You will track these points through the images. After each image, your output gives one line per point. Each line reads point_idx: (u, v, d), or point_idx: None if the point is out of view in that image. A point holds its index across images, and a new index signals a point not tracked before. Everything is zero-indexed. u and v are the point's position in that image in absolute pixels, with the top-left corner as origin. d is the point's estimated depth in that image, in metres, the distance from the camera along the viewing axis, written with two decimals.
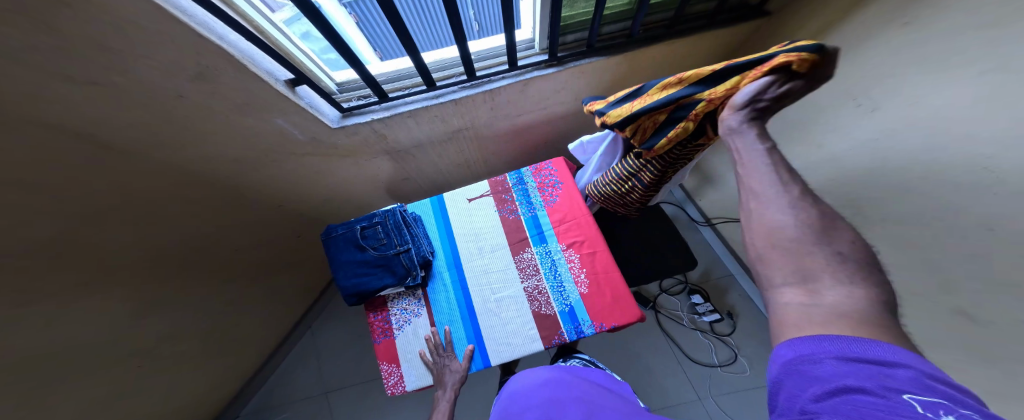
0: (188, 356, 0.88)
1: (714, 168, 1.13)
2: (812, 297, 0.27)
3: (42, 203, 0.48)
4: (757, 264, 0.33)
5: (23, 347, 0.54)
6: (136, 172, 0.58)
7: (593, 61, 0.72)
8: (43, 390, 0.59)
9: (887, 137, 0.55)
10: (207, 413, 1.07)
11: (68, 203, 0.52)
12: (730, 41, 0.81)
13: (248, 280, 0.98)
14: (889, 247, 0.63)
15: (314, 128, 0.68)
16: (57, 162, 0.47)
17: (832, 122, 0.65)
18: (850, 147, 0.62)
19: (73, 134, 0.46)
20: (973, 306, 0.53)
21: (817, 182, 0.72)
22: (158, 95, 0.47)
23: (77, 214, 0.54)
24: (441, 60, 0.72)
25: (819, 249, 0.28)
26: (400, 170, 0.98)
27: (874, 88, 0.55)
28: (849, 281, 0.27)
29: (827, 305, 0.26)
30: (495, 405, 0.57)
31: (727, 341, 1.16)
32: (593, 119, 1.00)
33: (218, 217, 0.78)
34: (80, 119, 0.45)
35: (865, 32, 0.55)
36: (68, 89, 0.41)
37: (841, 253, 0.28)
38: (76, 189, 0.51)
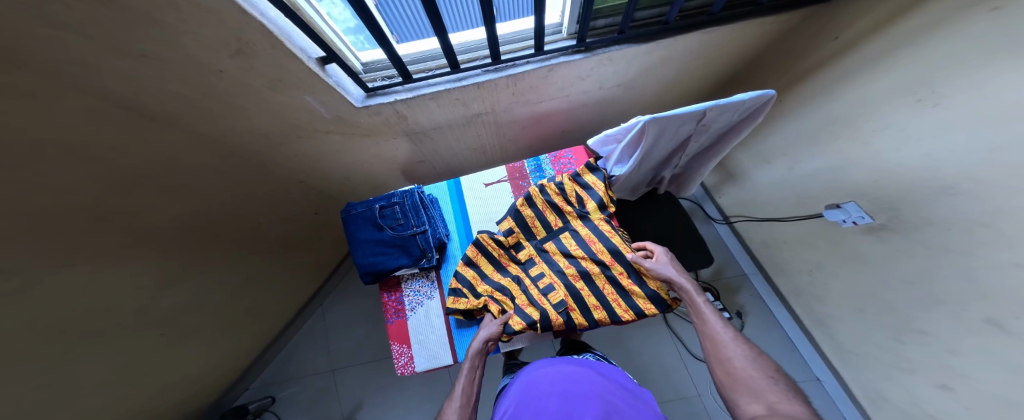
0: (213, 322, 0.93)
1: (739, 165, 1.09)
2: (772, 410, 0.41)
3: (94, 169, 0.51)
4: (732, 393, 0.47)
5: (70, 306, 0.57)
6: (175, 143, 0.60)
7: (624, 48, 0.69)
8: (89, 344, 0.64)
9: (944, 138, 0.52)
10: (229, 376, 1.14)
11: (114, 169, 0.54)
12: (772, 29, 0.78)
13: (270, 252, 1.02)
14: (931, 253, 0.60)
15: (339, 106, 0.68)
16: (106, 130, 0.49)
17: (883, 119, 0.62)
18: (899, 148, 0.59)
19: (119, 102, 0.48)
20: (1010, 318, 0.51)
21: (854, 182, 0.70)
22: (201, 68, 0.48)
23: (120, 180, 0.56)
24: (467, 42, 0.72)
25: (772, 384, 0.44)
26: (417, 152, 0.99)
27: (940, 83, 0.52)
28: (798, 403, 0.41)
29: (789, 411, 0.39)
30: (511, 389, 0.60)
31: None
32: (618, 110, 0.98)
33: (244, 189, 0.80)
34: (130, 89, 0.47)
35: (938, 20, 0.51)
36: (120, 60, 0.42)
37: (786, 388, 0.43)
38: (119, 156, 0.53)
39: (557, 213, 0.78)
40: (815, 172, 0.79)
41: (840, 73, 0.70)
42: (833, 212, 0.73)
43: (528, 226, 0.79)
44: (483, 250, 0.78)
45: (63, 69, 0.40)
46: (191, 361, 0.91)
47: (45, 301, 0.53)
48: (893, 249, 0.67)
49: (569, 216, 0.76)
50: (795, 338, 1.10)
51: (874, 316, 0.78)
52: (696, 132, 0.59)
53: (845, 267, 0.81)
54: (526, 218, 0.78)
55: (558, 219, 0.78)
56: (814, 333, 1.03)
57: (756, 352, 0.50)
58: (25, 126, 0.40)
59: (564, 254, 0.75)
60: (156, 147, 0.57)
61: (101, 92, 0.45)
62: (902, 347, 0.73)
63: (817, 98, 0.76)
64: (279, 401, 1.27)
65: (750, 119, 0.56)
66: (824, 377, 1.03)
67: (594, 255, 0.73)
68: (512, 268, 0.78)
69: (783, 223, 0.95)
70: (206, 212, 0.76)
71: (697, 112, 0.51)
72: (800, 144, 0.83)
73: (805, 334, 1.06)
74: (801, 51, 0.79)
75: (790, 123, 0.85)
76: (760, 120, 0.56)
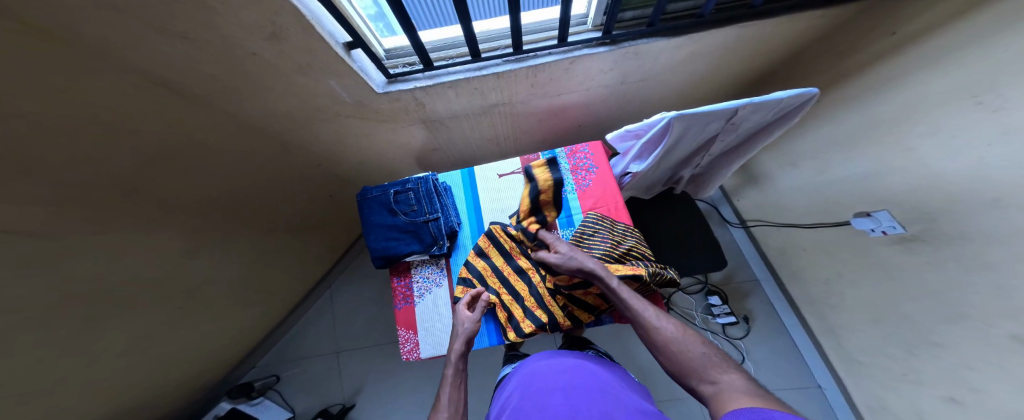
0: (230, 298, 0.97)
1: (763, 168, 1.06)
2: (720, 387, 0.42)
3: (129, 144, 0.52)
4: (686, 375, 0.48)
5: (102, 275, 0.60)
6: (205, 122, 0.61)
7: (652, 42, 0.67)
8: (118, 312, 0.67)
9: (997, 148, 0.49)
10: (241, 350, 1.19)
11: (148, 145, 0.55)
12: (817, 24, 0.73)
13: (286, 232, 1.05)
14: (963, 268, 0.57)
15: (361, 91, 0.69)
16: (143, 107, 0.50)
17: (935, 123, 0.57)
18: (951, 155, 0.55)
19: (157, 80, 0.49)
20: None
21: (891, 189, 0.67)
22: (235, 50, 0.49)
23: (152, 157, 0.58)
24: (490, 31, 0.70)
25: (707, 356, 0.47)
26: (432, 140, 0.99)
27: (1004, 83, 0.47)
28: (733, 370, 0.43)
29: (735, 386, 0.40)
30: (511, 385, 0.59)
31: (737, 345, 1.14)
32: (641, 105, 0.95)
33: (264, 169, 0.82)
34: (167, 68, 0.48)
35: (1006, 16, 0.47)
36: (161, 39, 0.43)
37: (717, 356, 0.46)
38: (153, 133, 0.55)
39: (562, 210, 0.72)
40: (847, 178, 0.76)
41: (888, 73, 0.66)
42: (861, 220, 0.71)
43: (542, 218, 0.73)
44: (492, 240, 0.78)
45: (108, 46, 0.41)
46: (209, 333, 0.96)
47: (80, 269, 0.56)
48: (922, 261, 0.64)
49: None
50: (801, 346, 1.09)
51: (888, 328, 0.76)
52: (724, 131, 0.56)
53: (867, 277, 0.78)
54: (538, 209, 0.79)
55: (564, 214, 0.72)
56: (822, 343, 1.01)
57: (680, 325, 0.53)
58: (67, 99, 0.42)
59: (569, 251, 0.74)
60: (185, 125, 0.59)
61: (141, 70, 0.46)
62: (914, 359, 0.71)
63: (859, 99, 0.72)
64: (283, 380, 1.33)
65: (785, 119, 0.54)
66: (824, 384, 1.02)
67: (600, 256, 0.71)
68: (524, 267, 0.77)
69: (805, 229, 0.92)
70: (228, 191, 0.78)
71: (729, 111, 0.48)
72: (834, 147, 0.79)
73: (812, 342, 1.04)
74: (847, 47, 0.75)
75: (827, 123, 0.81)
76: (795, 120, 0.53)
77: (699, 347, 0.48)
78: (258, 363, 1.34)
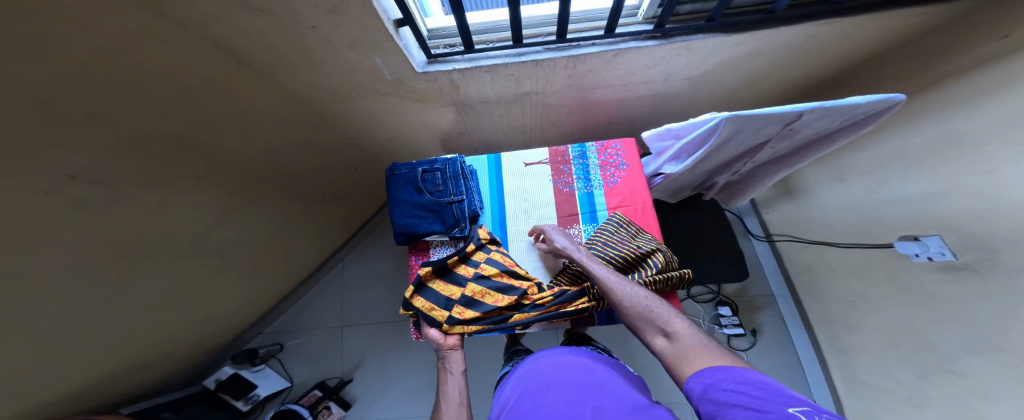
0: (253, 263, 1.00)
1: (806, 182, 1.01)
2: (671, 340, 0.49)
3: (188, 107, 0.54)
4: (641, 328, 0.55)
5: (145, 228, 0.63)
6: (257, 92, 0.62)
7: (707, 38, 0.64)
8: (153, 265, 0.70)
9: None
10: (254, 313, 1.24)
11: (206, 110, 0.57)
12: (895, 34, 0.68)
13: (310, 203, 1.08)
14: (1005, 303, 0.55)
15: (401, 70, 0.69)
16: (211, 74, 0.52)
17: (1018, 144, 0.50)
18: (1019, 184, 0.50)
19: (224, 48, 0.50)
20: None
21: (947, 214, 0.63)
22: (298, 24, 0.50)
23: (209, 122, 0.60)
24: (536, 17, 0.69)
25: (660, 310, 0.55)
26: (460, 123, 0.99)
27: None
28: (682, 323, 0.51)
29: (686, 340, 0.48)
30: (510, 381, 0.59)
31: (739, 356, 1.13)
32: (679, 106, 0.92)
33: (299, 140, 0.83)
34: (234, 37, 0.49)
35: None
36: (236, 9, 0.44)
37: (669, 311, 0.54)
38: (212, 102, 0.57)
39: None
40: (900, 197, 0.73)
41: (955, 94, 0.62)
42: (907, 244, 0.68)
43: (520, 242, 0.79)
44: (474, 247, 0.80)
45: (189, 12, 0.42)
46: (229, 294, 0.99)
47: (127, 222, 0.59)
48: (967, 293, 0.61)
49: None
50: (805, 363, 1.09)
51: (909, 354, 0.74)
52: (779, 136, 0.53)
53: (898, 303, 0.76)
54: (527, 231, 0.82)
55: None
56: (829, 364, 1.00)
57: (638, 286, 0.61)
58: (144, 60, 0.43)
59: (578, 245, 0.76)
60: (248, 95, 0.61)
61: (212, 37, 0.47)
62: (923, 383, 0.71)
63: (923, 117, 0.68)
64: (286, 349, 1.38)
65: (861, 125, 0.50)
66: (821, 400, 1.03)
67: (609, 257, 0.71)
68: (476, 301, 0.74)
69: (839, 248, 0.90)
70: (264, 160, 0.80)
71: (791, 116, 0.46)
72: (885, 165, 0.75)
73: (819, 362, 1.04)
74: (914, 60, 0.71)
75: (886, 140, 0.76)
76: (871, 128, 0.50)
77: (653, 303, 0.56)
78: (265, 330, 1.39)
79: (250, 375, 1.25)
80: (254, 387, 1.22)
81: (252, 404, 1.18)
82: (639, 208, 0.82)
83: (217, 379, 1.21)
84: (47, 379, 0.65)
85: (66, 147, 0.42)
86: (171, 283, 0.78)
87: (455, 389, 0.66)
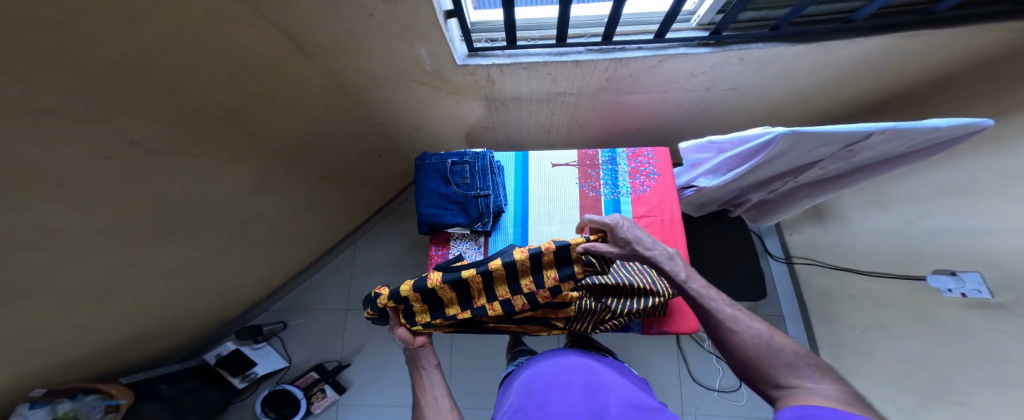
0: (270, 242, 1.00)
1: (841, 206, 0.99)
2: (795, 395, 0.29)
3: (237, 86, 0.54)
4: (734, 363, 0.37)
5: (177, 201, 0.63)
6: (301, 74, 0.62)
7: (768, 47, 0.61)
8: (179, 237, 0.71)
9: None
10: (263, 291, 1.24)
11: (252, 90, 0.57)
12: (956, 63, 0.66)
13: (333, 186, 1.08)
14: None
15: (443, 61, 0.68)
16: (263, 54, 0.52)
17: None
18: None
19: (281, 29, 0.50)
20: None
21: (982, 251, 0.63)
22: (355, 10, 0.49)
23: (253, 101, 0.59)
24: (583, 17, 0.68)
25: (768, 349, 0.34)
26: (489, 118, 0.98)
27: None
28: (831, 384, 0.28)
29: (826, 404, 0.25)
30: (514, 383, 0.56)
31: (738, 372, 1.21)
32: (714, 117, 0.91)
33: (333, 125, 0.83)
34: (291, 17, 0.48)
35: None
36: None
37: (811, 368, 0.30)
38: (258, 82, 0.56)
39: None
40: (939, 230, 0.71)
41: (1002, 130, 0.61)
42: (942, 278, 0.67)
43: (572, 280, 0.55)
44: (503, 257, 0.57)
45: None
46: (243, 270, 0.99)
47: (162, 194, 0.59)
48: (996, 330, 0.61)
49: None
50: None
51: (924, 390, 0.74)
52: (835, 157, 0.52)
53: (920, 336, 0.76)
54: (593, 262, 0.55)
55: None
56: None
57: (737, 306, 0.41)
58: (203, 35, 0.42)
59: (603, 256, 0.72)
60: (292, 76, 0.61)
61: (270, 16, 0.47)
62: (926, 412, 0.73)
63: (970, 152, 0.67)
64: (289, 328, 1.38)
65: (926, 151, 0.48)
66: None
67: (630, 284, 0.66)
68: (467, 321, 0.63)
69: (861, 274, 0.90)
70: (297, 142, 0.80)
71: (857, 136, 0.44)
72: (927, 195, 0.74)
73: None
74: (960, 91, 0.69)
75: (927, 172, 0.75)
76: (938, 153, 0.48)
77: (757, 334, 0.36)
78: (270, 308, 1.39)
79: (250, 352, 1.24)
80: (254, 364, 1.22)
81: (247, 382, 1.19)
82: (668, 221, 0.81)
83: (218, 355, 1.19)
84: (63, 341, 0.66)
85: (115, 115, 0.42)
86: (193, 255, 0.78)
87: (434, 382, 0.54)
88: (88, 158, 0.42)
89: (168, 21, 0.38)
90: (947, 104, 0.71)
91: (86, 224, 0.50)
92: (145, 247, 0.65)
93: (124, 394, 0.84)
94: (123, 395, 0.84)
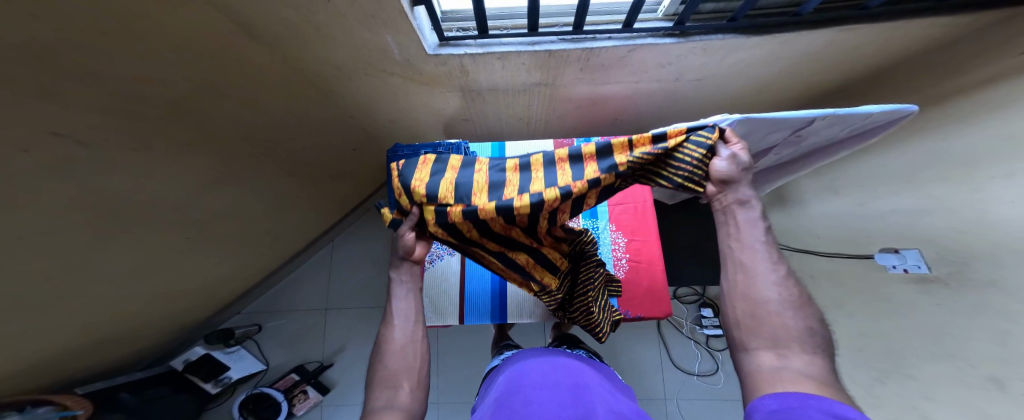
0: (235, 240, 0.96)
1: (802, 193, 1.04)
2: (782, 369, 0.25)
3: (185, 75, 0.51)
4: (736, 329, 0.30)
5: (125, 197, 0.59)
6: (255, 60, 0.58)
7: (726, 38, 0.63)
8: (129, 235, 0.66)
9: (1019, 210, 0.50)
10: (233, 292, 1.19)
11: (202, 78, 0.53)
12: (898, 55, 0.71)
13: (303, 180, 1.04)
14: (970, 314, 0.59)
15: (413, 51, 0.66)
16: (211, 40, 0.49)
17: (1002, 168, 0.52)
18: (1002, 212, 0.52)
19: (231, 15, 0.47)
20: (1016, 380, 0.51)
21: (920, 232, 0.68)
22: None
23: (204, 89, 0.55)
24: (553, 7, 0.67)
25: (799, 327, 0.27)
26: (466, 109, 0.96)
27: None
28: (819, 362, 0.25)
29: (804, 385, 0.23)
30: (500, 379, 0.54)
31: (715, 356, 1.27)
32: (685, 107, 0.93)
33: (298, 115, 0.79)
34: (243, 4, 0.46)
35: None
36: None
37: (818, 344, 0.26)
38: (207, 71, 0.53)
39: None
40: (882, 213, 0.76)
41: (936, 120, 0.66)
42: (887, 256, 0.73)
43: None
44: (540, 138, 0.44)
45: None
46: (207, 271, 0.95)
47: (108, 191, 0.55)
48: (934, 303, 0.66)
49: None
50: None
51: (874, 361, 0.81)
52: (786, 143, 0.55)
53: (869, 310, 0.82)
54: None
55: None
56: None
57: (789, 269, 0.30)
58: (142, 19, 0.39)
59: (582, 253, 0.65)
60: (247, 64, 0.57)
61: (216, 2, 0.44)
62: (881, 387, 0.79)
63: (907, 141, 0.72)
64: (263, 331, 1.34)
65: (861, 137, 0.52)
66: None
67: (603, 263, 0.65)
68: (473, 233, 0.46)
69: (820, 256, 0.95)
70: (260, 133, 0.76)
71: (801, 122, 0.47)
72: (871, 182, 0.80)
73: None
74: (903, 83, 0.74)
75: (871, 159, 0.81)
76: (874, 138, 0.51)
77: (796, 308, 0.28)
78: (242, 310, 1.34)
79: (223, 356, 1.19)
80: (226, 368, 1.17)
81: (221, 387, 1.14)
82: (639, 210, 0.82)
83: (186, 360, 1.13)
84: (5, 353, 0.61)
85: (50, 108, 0.38)
86: (146, 255, 0.73)
87: (410, 302, 0.40)
88: (25, 156, 0.39)
89: (105, 7, 0.35)
90: (892, 94, 0.76)
91: (27, 230, 0.46)
92: (92, 248, 0.61)
93: (80, 404, 0.82)
94: (80, 405, 0.82)
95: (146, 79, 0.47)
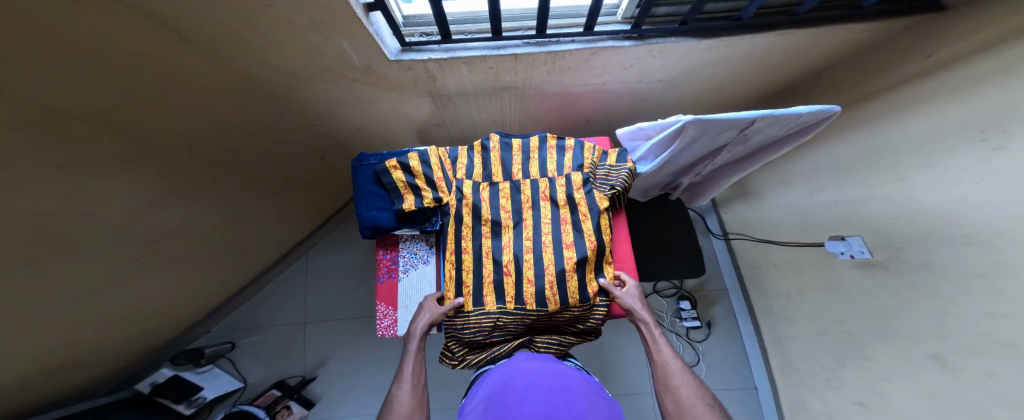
0: (196, 255, 0.91)
1: (759, 185, 1.09)
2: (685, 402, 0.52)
3: (119, 82, 0.48)
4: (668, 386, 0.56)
5: (66, 217, 0.55)
6: (200, 66, 0.55)
7: (679, 41, 0.66)
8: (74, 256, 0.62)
9: (943, 194, 0.55)
10: (199, 310, 1.13)
11: (141, 83, 0.50)
12: (838, 53, 0.75)
13: (268, 190, 1.00)
14: (910, 294, 0.64)
15: (373, 56, 0.64)
16: (144, 44, 0.46)
17: (931, 157, 0.57)
18: (933, 198, 0.57)
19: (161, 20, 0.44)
20: (957, 356, 0.56)
21: (861, 220, 0.73)
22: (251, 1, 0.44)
23: (142, 95, 0.52)
24: (515, 11, 0.67)
25: None
26: (436, 114, 0.95)
27: (1007, 123, 0.46)
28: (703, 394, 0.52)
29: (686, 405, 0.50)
30: (492, 377, 0.54)
31: (696, 347, 1.25)
32: (649, 107, 0.96)
33: (255, 122, 0.76)
34: (174, 7, 0.43)
35: (972, 74, 0.52)
36: None
37: None
38: (145, 78, 0.50)
39: (561, 291, 0.63)
40: (827, 203, 0.82)
41: (869, 114, 0.71)
42: (835, 243, 0.77)
43: (543, 234, 0.66)
44: (508, 163, 0.70)
45: None
46: (167, 289, 0.90)
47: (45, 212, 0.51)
48: (878, 284, 0.71)
49: (568, 265, 0.64)
50: (749, 349, 1.23)
51: (832, 341, 0.87)
52: (734, 141, 0.58)
53: (825, 294, 0.88)
54: (568, 280, 0.63)
55: (555, 266, 0.64)
56: (768, 350, 1.15)
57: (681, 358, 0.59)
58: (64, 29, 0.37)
59: (538, 292, 0.63)
60: (189, 70, 0.54)
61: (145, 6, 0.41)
62: (842, 367, 0.84)
63: (843, 135, 0.78)
64: (238, 348, 1.29)
65: (803, 131, 0.54)
66: (761, 387, 1.18)
67: (521, 297, 0.64)
68: (457, 233, 0.66)
69: (780, 246, 1.01)
70: (213, 143, 0.72)
71: (745, 122, 0.50)
72: (818, 173, 0.85)
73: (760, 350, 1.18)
74: (843, 80, 0.79)
75: (816, 152, 0.86)
76: (813, 133, 0.54)
77: None
78: (213, 329, 1.29)
79: (195, 376, 1.14)
80: (201, 388, 1.11)
81: (195, 408, 1.09)
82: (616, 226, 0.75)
83: (153, 382, 1.06)
84: None
85: None
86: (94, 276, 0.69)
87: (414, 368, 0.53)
88: None
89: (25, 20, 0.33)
90: (834, 91, 0.81)
91: None
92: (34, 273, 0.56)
93: None
94: None
95: (79, 94, 0.44)
